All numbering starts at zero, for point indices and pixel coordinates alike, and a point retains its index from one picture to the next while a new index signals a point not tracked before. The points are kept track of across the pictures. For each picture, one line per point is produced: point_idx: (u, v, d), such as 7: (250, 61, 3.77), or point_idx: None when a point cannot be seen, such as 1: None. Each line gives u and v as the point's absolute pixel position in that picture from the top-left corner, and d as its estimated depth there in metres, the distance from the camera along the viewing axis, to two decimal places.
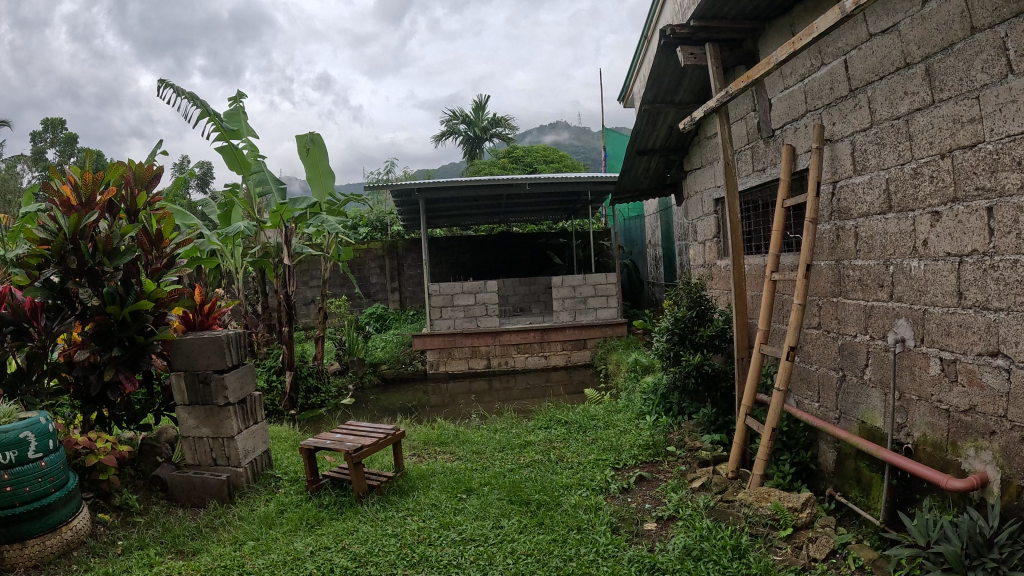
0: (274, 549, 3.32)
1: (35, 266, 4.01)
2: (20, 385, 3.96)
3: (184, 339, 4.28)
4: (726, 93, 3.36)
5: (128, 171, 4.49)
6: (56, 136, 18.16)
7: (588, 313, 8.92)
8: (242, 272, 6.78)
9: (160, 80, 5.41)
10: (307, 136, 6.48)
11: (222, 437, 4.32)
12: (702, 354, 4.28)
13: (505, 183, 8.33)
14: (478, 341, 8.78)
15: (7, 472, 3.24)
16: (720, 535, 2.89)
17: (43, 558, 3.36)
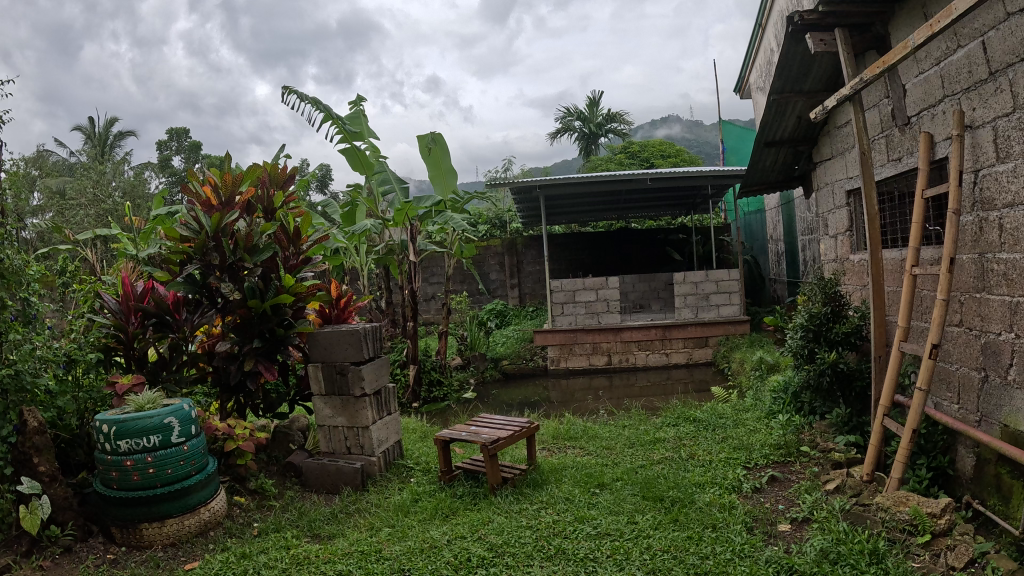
0: (410, 536, 3.45)
1: (176, 262, 4.35)
2: (161, 373, 4.29)
3: (321, 332, 4.58)
4: (861, 81, 3.22)
5: (262, 172, 4.75)
6: (180, 144, 19.23)
7: (711, 310, 8.76)
8: (366, 271, 6.96)
9: (285, 87, 5.59)
10: (429, 134, 6.49)
11: (357, 426, 4.56)
12: (836, 351, 4.15)
13: (625, 179, 8.26)
14: (599, 338, 8.77)
15: (151, 455, 3.49)
16: (857, 539, 2.79)
17: (181, 536, 3.60)
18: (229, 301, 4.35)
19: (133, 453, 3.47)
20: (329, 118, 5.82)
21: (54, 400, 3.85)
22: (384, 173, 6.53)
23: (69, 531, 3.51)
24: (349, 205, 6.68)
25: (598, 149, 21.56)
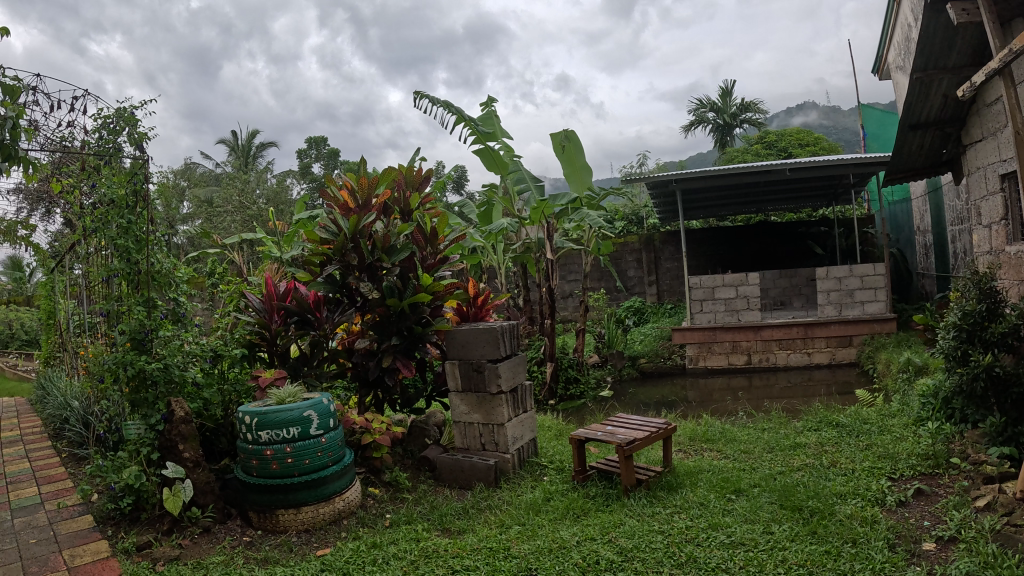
0: (540, 536, 3.46)
1: (317, 263, 4.61)
2: (303, 367, 4.55)
3: (460, 329, 4.64)
4: (1010, 51, 2.89)
5: (399, 175, 4.96)
6: (320, 153, 20.31)
7: (855, 307, 8.25)
8: (505, 269, 6.76)
9: (416, 91, 5.67)
10: (562, 133, 5.95)
11: (492, 424, 4.62)
12: (993, 353, 3.76)
13: (762, 169, 7.90)
14: (739, 336, 8.44)
15: (290, 445, 3.67)
16: (1006, 564, 2.50)
17: (314, 523, 3.75)
18: (368, 299, 4.55)
19: (272, 442, 3.66)
20: (462, 120, 5.88)
21: (200, 392, 4.14)
22: (518, 172, 6.49)
23: (209, 513, 3.72)
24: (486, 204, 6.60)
25: (732, 139, 20.77)
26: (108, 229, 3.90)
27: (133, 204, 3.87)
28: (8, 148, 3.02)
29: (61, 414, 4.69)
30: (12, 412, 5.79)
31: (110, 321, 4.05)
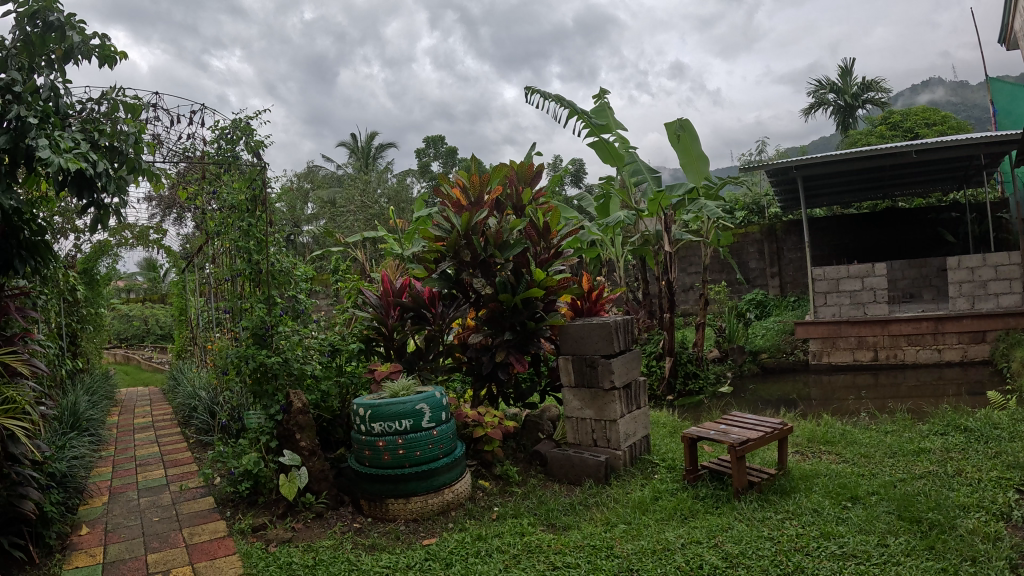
0: (644, 536, 3.26)
1: (432, 259, 4.67)
2: (418, 362, 4.61)
3: (573, 325, 4.57)
4: None
5: (511, 171, 4.89)
6: (439, 151, 21.14)
7: (988, 301, 7.53)
8: (625, 262, 6.62)
9: (528, 87, 5.56)
10: (675, 121, 5.66)
11: (603, 421, 4.49)
12: None
13: (887, 152, 7.38)
14: (865, 330, 7.93)
15: (402, 437, 3.75)
16: None
17: (423, 514, 3.81)
18: (481, 294, 4.58)
19: (384, 433, 3.76)
20: (575, 114, 5.83)
21: (318, 384, 4.30)
22: (636, 164, 6.34)
23: (323, 499, 3.75)
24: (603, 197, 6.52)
25: (857, 122, 19.42)
26: (233, 233, 4.19)
27: (253, 209, 4.11)
28: (133, 162, 3.18)
29: (191, 403, 5.08)
30: (149, 404, 6.31)
31: (234, 316, 4.36)
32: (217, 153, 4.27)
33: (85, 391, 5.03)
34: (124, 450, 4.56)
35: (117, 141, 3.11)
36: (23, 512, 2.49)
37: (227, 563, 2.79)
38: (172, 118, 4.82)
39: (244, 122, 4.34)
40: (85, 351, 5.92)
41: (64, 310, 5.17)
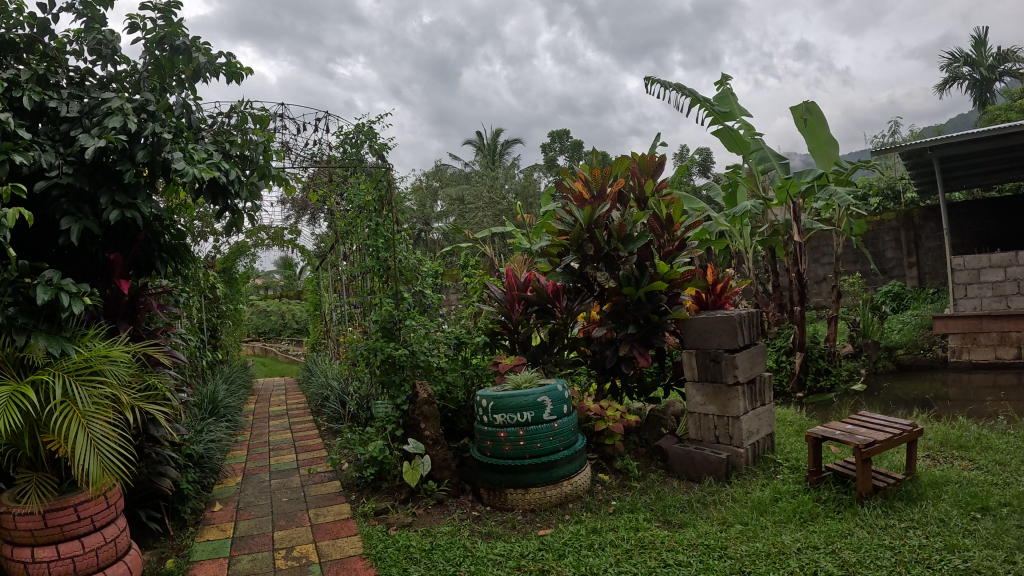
0: (759, 538, 2.70)
1: (557, 252, 3.90)
2: (542, 356, 3.91)
3: (695, 316, 3.45)
4: None
5: (632, 161, 4.00)
6: (566, 144, 21.67)
7: None
8: (758, 251, 6.21)
9: (646, 76, 5.28)
10: (802, 104, 5.27)
11: (724, 415, 3.39)
12: None
13: None
14: (1008, 325, 6.77)
15: (522, 429, 3.06)
16: None
17: (543, 505, 3.07)
18: (605, 288, 3.72)
19: (507, 425, 3.08)
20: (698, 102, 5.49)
21: (444, 374, 3.83)
22: (761, 151, 5.85)
23: (446, 487, 3.30)
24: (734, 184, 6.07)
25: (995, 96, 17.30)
26: (363, 232, 4.29)
27: (379, 208, 4.16)
28: (262, 169, 3.32)
29: (323, 393, 5.39)
30: (286, 393, 6.85)
31: (365, 311, 4.44)
32: (344, 156, 4.49)
33: (223, 381, 5.47)
34: (258, 436, 4.90)
35: (247, 151, 3.28)
36: (161, 487, 2.76)
37: (347, 543, 2.69)
38: (301, 125, 5.12)
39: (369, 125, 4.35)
40: (224, 343, 6.41)
41: (205, 305, 5.66)
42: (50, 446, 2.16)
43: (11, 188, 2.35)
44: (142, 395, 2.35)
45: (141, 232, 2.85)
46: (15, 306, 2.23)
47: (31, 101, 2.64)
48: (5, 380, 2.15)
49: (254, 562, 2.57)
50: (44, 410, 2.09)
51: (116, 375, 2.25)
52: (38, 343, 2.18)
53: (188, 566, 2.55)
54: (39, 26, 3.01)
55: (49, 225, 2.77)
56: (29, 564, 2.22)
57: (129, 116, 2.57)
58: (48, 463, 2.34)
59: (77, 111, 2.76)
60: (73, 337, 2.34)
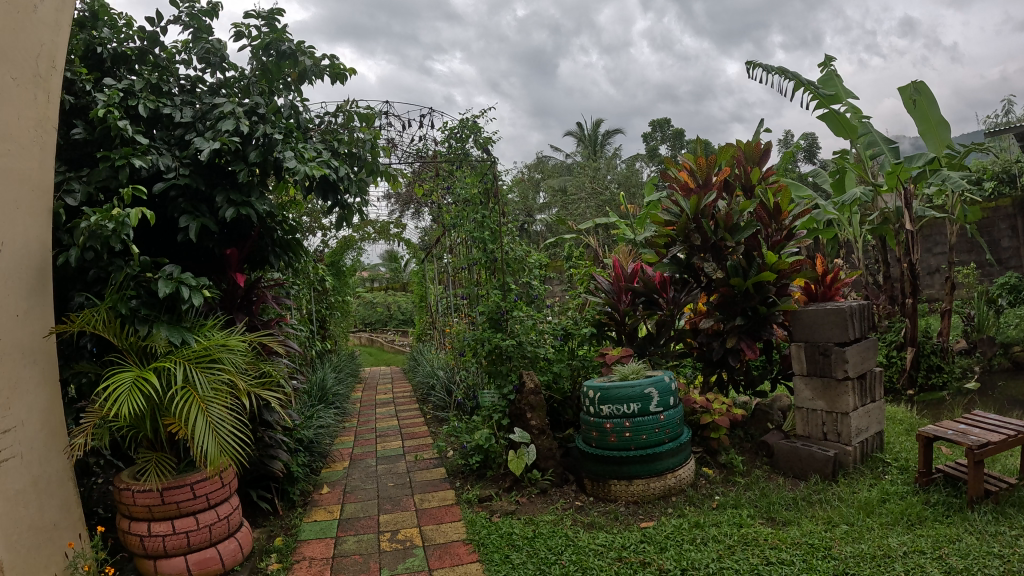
0: (864, 539, 2.59)
1: (663, 244, 3.76)
2: (648, 347, 3.78)
3: (806, 308, 3.33)
4: None
5: (738, 150, 3.77)
6: (666, 134, 21.50)
7: None
8: (862, 245, 5.18)
9: (748, 61, 5.16)
10: (911, 85, 4.90)
11: (833, 411, 3.28)
12: None
13: None
14: None
15: (627, 420, 3.02)
16: None
17: (646, 498, 3.03)
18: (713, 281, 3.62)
19: (614, 416, 3.05)
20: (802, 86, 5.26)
21: (550, 365, 3.73)
22: (870, 134, 5.08)
23: (550, 477, 3.28)
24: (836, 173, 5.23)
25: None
26: (467, 226, 4.14)
27: (485, 202, 4.05)
28: (371, 166, 3.44)
29: (429, 381, 5.47)
30: (392, 381, 7.00)
31: (472, 302, 4.35)
32: (450, 151, 4.39)
33: (333, 369, 5.64)
34: (365, 423, 5.04)
35: (356, 148, 3.39)
36: (272, 470, 2.87)
37: (451, 529, 2.75)
38: (405, 122, 5.19)
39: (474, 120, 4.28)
40: (333, 333, 6.59)
41: (315, 296, 5.85)
42: (170, 427, 2.26)
43: (132, 190, 2.43)
44: (258, 381, 2.43)
45: (254, 228, 2.95)
46: (136, 299, 2.34)
47: (146, 108, 2.73)
48: (130, 366, 2.25)
49: (360, 544, 2.67)
50: (166, 394, 2.17)
51: (234, 363, 2.33)
52: (160, 333, 2.27)
53: (298, 545, 2.70)
54: (150, 40, 3.10)
55: (169, 222, 2.90)
56: (146, 537, 2.32)
57: (241, 120, 2.66)
58: (168, 443, 2.46)
59: (190, 115, 2.84)
60: (193, 328, 2.43)
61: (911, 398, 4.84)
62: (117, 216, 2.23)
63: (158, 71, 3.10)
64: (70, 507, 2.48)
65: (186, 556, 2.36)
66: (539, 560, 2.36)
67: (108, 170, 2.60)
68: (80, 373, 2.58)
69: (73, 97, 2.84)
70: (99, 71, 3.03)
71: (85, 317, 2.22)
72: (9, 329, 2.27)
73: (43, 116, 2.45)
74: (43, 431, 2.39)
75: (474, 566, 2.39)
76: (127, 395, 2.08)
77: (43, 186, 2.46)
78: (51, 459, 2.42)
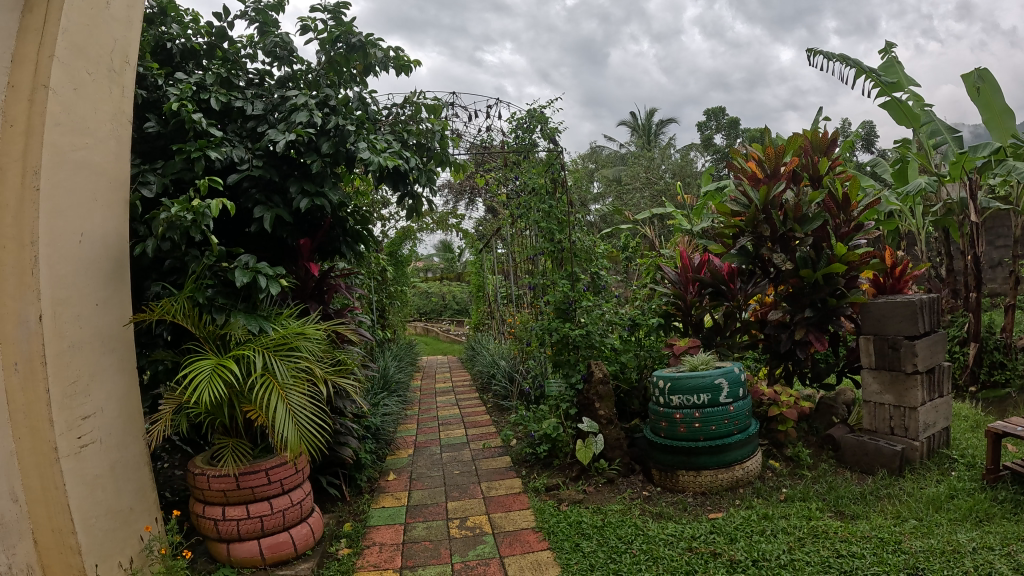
0: (934, 535, 2.50)
1: (730, 235, 3.75)
2: (715, 339, 3.80)
3: (875, 301, 3.29)
4: None
5: (804, 139, 3.70)
6: (719, 123, 21.37)
7: None
8: (926, 236, 5.08)
9: (809, 48, 5.10)
10: (973, 73, 4.81)
11: (901, 405, 3.24)
12: None
13: None
14: None
15: (697, 411, 3.02)
16: None
17: (713, 489, 3.03)
18: (782, 272, 3.60)
19: (683, 407, 3.05)
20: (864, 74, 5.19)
21: (618, 355, 3.79)
22: (934, 122, 5.01)
23: (616, 466, 3.30)
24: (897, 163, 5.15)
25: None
26: (534, 215, 4.12)
27: (552, 191, 4.03)
28: (438, 156, 3.49)
29: (490, 370, 5.51)
30: (450, 370, 7.09)
31: (536, 293, 4.37)
32: (517, 142, 4.32)
33: (394, 358, 5.73)
34: (427, 411, 5.14)
35: (424, 139, 3.42)
36: (343, 456, 2.97)
37: (520, 516, 2.86)
38: (471, 114, 5.23)
39: (540, 110, 4.26)
40: (392, 323, 6.68)
41: (376, 286, 5.95)
42: (247, 414, 2.31)
43: (209, 182, 2.42)
44: (334, 369, 2.51)
45: (326, 218, 3.03)
46: (213, 288, 2.38)
47: (218, 102, 2.79)
48: (208, 354, 2.30)
49: (429, 530, 2.79)
50: (245, 381, 2.22)
51: (310, 351, 2.42)
52: (238, 322, 2.32)
53: (367, 530, 2.80)
54: (217, 35, 3.13)
55: (244, 213, 2.97)
56: (220, 521, 2.37)
57: (314, 112, 2.72)
58: (243, 429, 2.51)
59: (261, 108, 2.91)
60: (269, 316, 2.48)
61: (974, 395, 4.75)
62: (197, 207, 2.27)
63: (227, 64, 3.14)
64: (146, 492, 2.50)
65: (260, 540, 2.41)
66: (610, 549, 2.43)
67: (183, 162, 2.65)
68: (158, 361, 2.64)
69: (145, 92, 2.90)
70: (169, 66, 3.10)
71: (166, 306, 2.26)
72: (89, 316, 2.30)
73: (118, 110, 2.48)
74: (122, 416, 2.40)
75: (545, 553, 2.49)
76: (209, 382, 2.13)
77: (120, 178, 2.50)
78: (129, 444, 2.44)
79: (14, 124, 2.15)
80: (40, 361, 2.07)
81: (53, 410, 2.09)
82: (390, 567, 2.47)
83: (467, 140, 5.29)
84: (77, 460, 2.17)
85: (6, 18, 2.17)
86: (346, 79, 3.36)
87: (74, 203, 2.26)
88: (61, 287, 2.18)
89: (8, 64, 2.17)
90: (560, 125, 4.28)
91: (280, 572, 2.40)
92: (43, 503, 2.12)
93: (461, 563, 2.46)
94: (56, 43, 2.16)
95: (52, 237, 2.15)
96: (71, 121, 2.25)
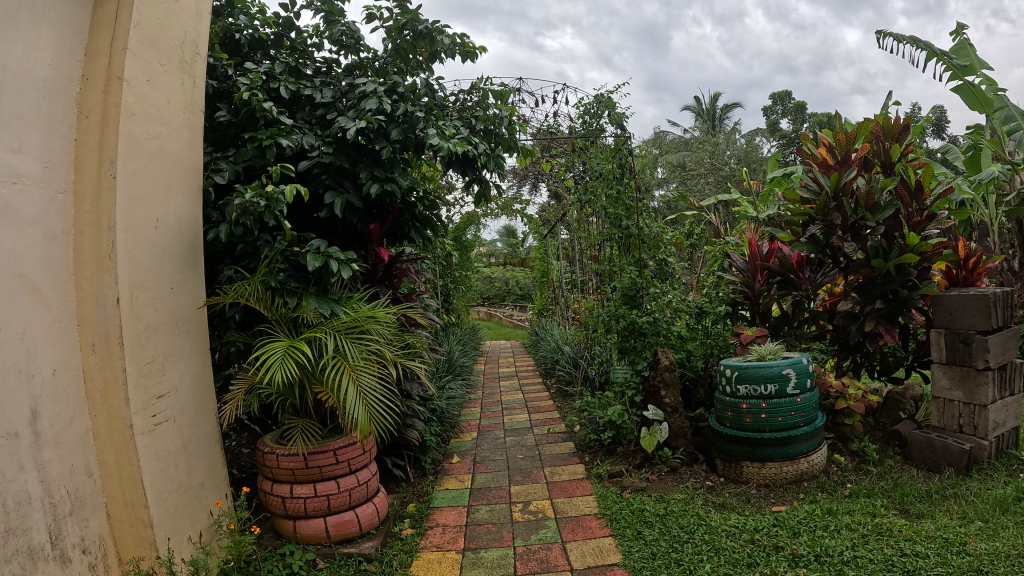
0: (1002, 538, 2.42)
1: (799, 223, 3.73)
2: (782, 328, 3.79)
3: (948, 293, 3.21)
4: None
5: (875, 124, 3.65)
6: (786, 108, 20.99)
7: None
8: (999, 226, 4.94)
9: (878, 30, 4.97)
10: None
11: (970, 402, 3.17)
12: None
13: None
14: None
15: (763, 401, 2.99)
16: None
17: (778, 481, 3.01)
18: (853, 260, 3.54)
19: (750, 398, 3.03)
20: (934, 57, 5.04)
21: (684, 343, 3.78)
22: (1008, 107, 4.88)
23: (680, 455, 3.29)
24: (970, 150, 5.00)
25: None
26: (601, 201, 4.12)
27: (620, 176, 3.99)
28: (506, 142, 3.50)
29: (554, 356, 5.53)
30: (512, 355, 7.12)
31: (603, 280, 4.36)
32: (585, 128, 4.31)
33: (458, 342, 5.79)
34: (491, 395, 5.19)
35: (491, 125, 3.43)
36: (408, 438, 3.03)
37: (583, 502, 2.87)
38: (538, 99, 5.21)
39: (607, 95, 4.24)
40: (456, 307, 6.75)
41: (441, 269, 6.01)
42: (317, 395, 2.37)
43: (282, 167, 2.44)
44: (403, 352, 2.57)
45: (396, 204, 3.08)
46: (285, 272, 2.44)
47: (287, 91, 2.84)
48: (280, 336, 2.36)
49: (492, 513, 2.82)
50: (317, 363, 2.27)
51: (381, 335, 2.47)
52: (310, 305, 2.37)
53: (430, 512, 2.86)
54: (284, 25, 3.17)
55: (317, 199, 3.04)
56: (288, 499, 2.43)
57: (383, 99, 2.75)
58: (312, 410, 2.57)
59: (330, 96, 2.97)
60: (340, 300, 2.53)
61: None
62: (272, 193, 2.31)
63: (295, 54, 3.19)
64: (215, 468, 2.56)
65: (326, 518, 2.46)
66: (672, 539, 2.44)
67: (254, 150, 2.72)
68: (233, 343, 2.72)
69: (216, 82, 2.97)
70: (238, 56, 3.15)
71: (241, 290, 2.32)
72: (163, 299, 2.35)
73: (190, 100, 2.53)
74: (194, 396, 2.46)
75: (607, 540, 2.50)
76: (282, 364, 2.17)
77: (192, 165, 2.55)
78: (201, 423, 2.50)
79: (89, 115, 2.19)
80: (116, 342, 2.13)
81: (129, 389, 2.14)
82: (453, 549, 2.51)
83: (534, 125, 5.28)
84: (151, 437, 2.23)
85: (79, 13, 2.21)
86: (411, 66, 3.44)
87: (149, 190, 2.31)
88: (137, 271, 2.23)
89: (82, 58, 2.21)
90: (627, 110, 4.25)
91: (346, 550, 2.45)
92: (117, 478, 2.18)
93: (524, 547, 2.49)
94: (129, 36, 2.19)
95: (127, 223, 2.20)
96: (145, 111, 2.29)
